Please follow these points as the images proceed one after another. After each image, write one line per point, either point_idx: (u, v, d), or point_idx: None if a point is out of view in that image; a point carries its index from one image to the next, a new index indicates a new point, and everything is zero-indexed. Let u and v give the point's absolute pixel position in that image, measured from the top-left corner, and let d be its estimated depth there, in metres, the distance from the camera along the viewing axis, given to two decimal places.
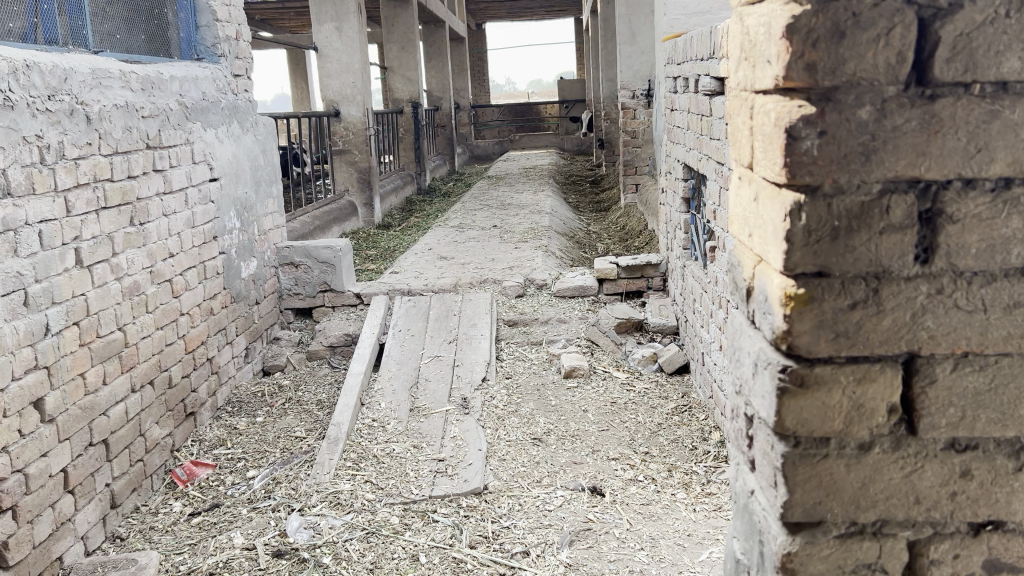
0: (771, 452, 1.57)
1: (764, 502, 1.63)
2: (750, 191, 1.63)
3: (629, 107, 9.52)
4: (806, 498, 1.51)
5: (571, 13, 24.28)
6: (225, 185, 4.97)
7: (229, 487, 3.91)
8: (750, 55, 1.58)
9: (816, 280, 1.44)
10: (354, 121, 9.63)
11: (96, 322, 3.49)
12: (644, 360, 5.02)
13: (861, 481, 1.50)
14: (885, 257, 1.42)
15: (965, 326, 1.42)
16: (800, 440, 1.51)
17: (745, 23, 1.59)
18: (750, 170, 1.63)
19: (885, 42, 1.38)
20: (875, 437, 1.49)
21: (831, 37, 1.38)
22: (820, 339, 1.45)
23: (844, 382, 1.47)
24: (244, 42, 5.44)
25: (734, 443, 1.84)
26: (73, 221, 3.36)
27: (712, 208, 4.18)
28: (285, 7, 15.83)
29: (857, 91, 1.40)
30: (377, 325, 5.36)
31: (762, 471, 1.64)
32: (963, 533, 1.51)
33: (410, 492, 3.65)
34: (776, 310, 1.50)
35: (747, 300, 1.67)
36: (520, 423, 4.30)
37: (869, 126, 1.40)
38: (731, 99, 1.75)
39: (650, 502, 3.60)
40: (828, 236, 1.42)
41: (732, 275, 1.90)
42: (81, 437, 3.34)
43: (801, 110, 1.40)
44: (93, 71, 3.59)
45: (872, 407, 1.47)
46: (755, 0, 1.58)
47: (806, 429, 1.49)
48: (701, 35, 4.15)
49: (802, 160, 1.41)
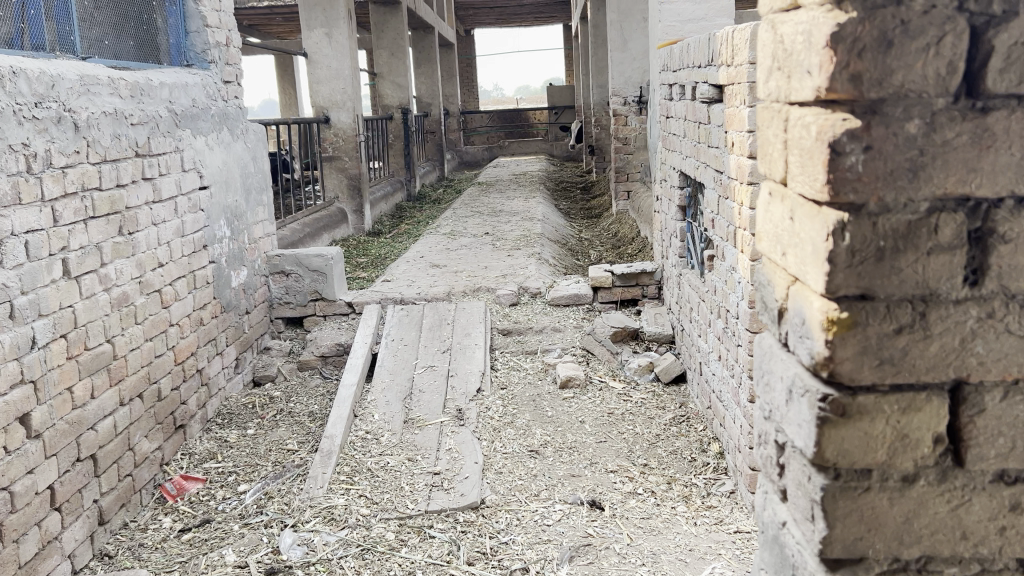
0: (806, 484, 1.61)
1: (799, 534, 1.67)
2: (784, 208, 1.65)
3: (620, 114, 9.41)
4: (847, 534, 1.55)
5: (560, 19, 24.23)
6: (216, 193, 4.89)
7: (220, 501, 3.83)
8: (784, 64, 1.61)
9: (860, 304, 1.47)
10: (344, 128, 9.56)
11: (83, 334, 3.41)
12: (640, 369, 4.94)
13: (905, 515, 1.54)
14: (933, 279, 1.46)
15: (1016, 351, 1.47)
16: (841, 472, 1.54)
17: (780, 31, 1.61)
18: (784, 185, 1.66)
19: (936, 51, 1.41)
20: (920, 469, 1.52)
21: (878, 46, 1.41)
22: (863, 366, 1.48)
23: (888, 412, 1.51)
24: (235, 48, 5.37)
25: (760, 469, 1.88)
26: (61, 232, 3.28)
27: (710, 216, 4.12)
28: (273, 13, 15.76)
29: (905, 103, 1.43)
30: (369, 334, 5.28)
31: (797, 502, 1.67)
32: (1012, 569, 1.56)
33: (405, 507, 3.58)
34: (815, 334, 1.53)
35: (782, 318, 1.70)
36: (516, 434, 4.24)
37: (918, 141, 1.43)
38: (760, 109, 1.76)
39: (651, 516, 3.54)
40: (872, 257, 1.46)
41: (757, 288, 1.92)
42: (68, 452, 3.26)
43: (845, 124, 1.42)
44: (80, 77, 3.51)
45: (917, 438, 1.51)
46: (789, 8, 1.60)
47: (847, 461, 1.53)
48: (698, 42, 4.12)
49: (846, 177, 1.43)
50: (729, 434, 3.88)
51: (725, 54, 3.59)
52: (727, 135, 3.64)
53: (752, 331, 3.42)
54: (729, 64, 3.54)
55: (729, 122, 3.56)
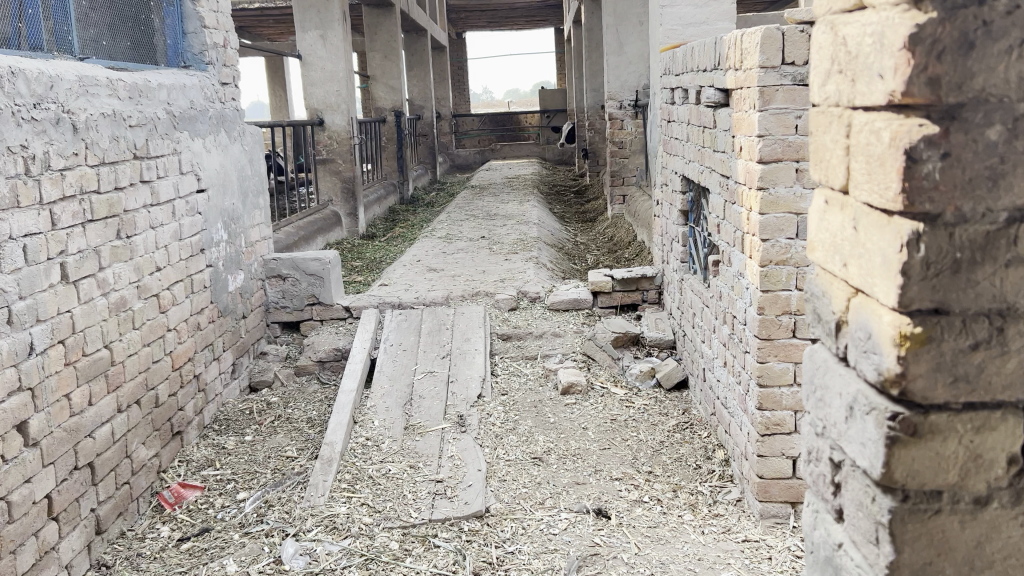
0: (872, 506, 1.56)
1: (859, 557, 1.62)
2: (845, 218, 1.62)
3: (614, 118, 9.47)
4: (916, 559, 1.51)
5: (552, 22, 24.22)
6: (213, 196, 4.82)
7: (218, 510, 3.77)
8: (847, 69, 1.57)
9: (934, 318, 1.44)
10: (338, 130, 9.50)
11: (81, 340, 3.34)
12: (641, 375, 4.90)
13: (976, 539, 1.52)
14: (1011, 293, 1.44)
15: None
16: (910, 494, 1.50)
17: (842, 34, 1.57)
18: (845, 194, 1.62)
19: (1018, 53, 1.38)
20: (993, 491, 1.50)
21: (959, 48, 1.37)
22: (937, 384, 1.46)
23: (961, 430, 1.48)
24: (232, 49, 5.31)
25: (811, 486, 1.85)
26: (59, 235, 3.22)
27: (715, 221, 4.08)
28: (264, 14, 15.69)
29: (985, 108, 1.39)
30: (368, 339, 5.22)
31: (857, 524, 1.63)
32: None
33: (408, 515, 3.53)
34: (885, 349, 1.49)
35: (840, 332, 1.66)
36: (519, 441, 4.19)
37: (998, 148, 1.40)
38: (816, 115, 1.73)
39: (658, 524, 3.50)
40: (948, 269, 1.43)
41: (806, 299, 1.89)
42: (65, 460, 3.19)
43: (922, 130, 1.38)
44: (78, 78, 3.45)
45: (991, 458, 1.49)
46: (853, 9, 1.56)
47: (916, 482, 1.49)
48: (703, 46, 4.08)
49: (923, 185, 1.40)
50: (735, 441, 3.84)
51: (733, 58, 3.55)
52: (735, 139, 3.61)
53: (760, 337, 3.38)
54: (737, 67, 3.50)
55: (737, 127, 3.52)
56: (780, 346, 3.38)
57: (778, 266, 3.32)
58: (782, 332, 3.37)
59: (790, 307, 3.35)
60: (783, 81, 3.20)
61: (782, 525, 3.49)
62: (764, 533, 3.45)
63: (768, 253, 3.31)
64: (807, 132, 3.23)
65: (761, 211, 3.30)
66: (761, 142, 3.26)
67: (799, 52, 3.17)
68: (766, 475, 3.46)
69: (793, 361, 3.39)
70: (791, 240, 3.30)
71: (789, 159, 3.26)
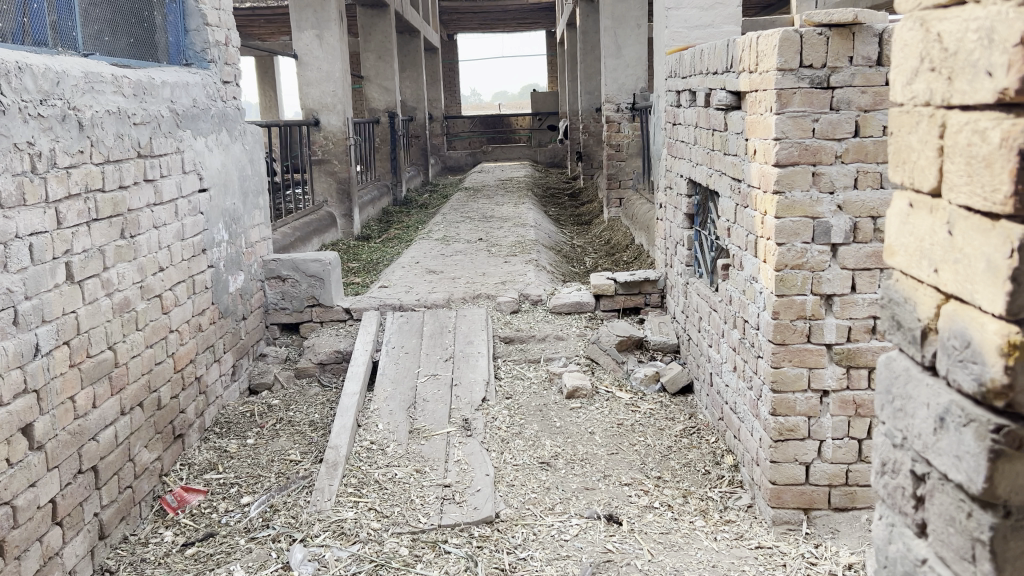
0: (968, 521, 1.46)
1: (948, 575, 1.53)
2: (940, 222, 1.54)
3: (613, 121, 9.42)
4: None
5: (544, 25, 24.21)
6: (214, 195, 4.76)
7: (223, 514, 3.71)
8: (947, 68, 1.49)
9: None
10: (334, 131, 9.44)
11: (86, 341, 3.28)
12: (646, 379, 4.87)
13: None
14: None
15: None
16: (1012, 510, 1.40)
17: (941, 33, 1.49)
18: (940, 198, 1.55)
19: None
20: None
21: None
22: None
23: None
24: (233, 47, 5.25)
25: (883, 498, 1.79)
26: (64, 234, 3.15)
27: (725, 225, 4.05)
28: (255, 14, 15.61)
29: None
30: (369, 342, 5.16)
31: (947, 540, 1.54)
32: None
33: (417, 521, 3.48)
34: (988, 359, 1.39)
35: (930, 340, 1.59)
36: (525, 445, 4.15)
37: None
38: (908, 113, 1.65)
39: (670, 531, 3.47)
40: None
41: (882, 307, 1.82)
42: (70, 463, 3.13)
43: None
44: (85, 74, 3.39)
45: None
46: (947, 6, 1.49)
47: (1020, 497, 1.39)
48: (714, 48, 4.05)
49: None
50: (745, 446, 3.81)
51: (747, 60, 3.52)
52: (748, 142, 3.58)
53: (775, 342, 3.35)
54: (751, 70, 3.47)
55: (751, 130, 3.50)
56: (794, 351, 3.35)
57: (794, 271, 3.30)
58: (797, 337, 3.34)
59: (805, 312, 3.32)
60: (801, 83, 3.17)
61: (795, 531, 3.45)
62: (777, 540, 3.42)
63: (783, 257, 3.28)
64: (825, 136, 3.21)
65: (777, 215, 3.27)
66: (778, 145, 3.23)
67: (817, 55, 3.14)
68: (779, 480, 3.43)
69: (807, 367, 3.36)
70: (807, 245, 3.27)
71: (805, 162, 3.23)
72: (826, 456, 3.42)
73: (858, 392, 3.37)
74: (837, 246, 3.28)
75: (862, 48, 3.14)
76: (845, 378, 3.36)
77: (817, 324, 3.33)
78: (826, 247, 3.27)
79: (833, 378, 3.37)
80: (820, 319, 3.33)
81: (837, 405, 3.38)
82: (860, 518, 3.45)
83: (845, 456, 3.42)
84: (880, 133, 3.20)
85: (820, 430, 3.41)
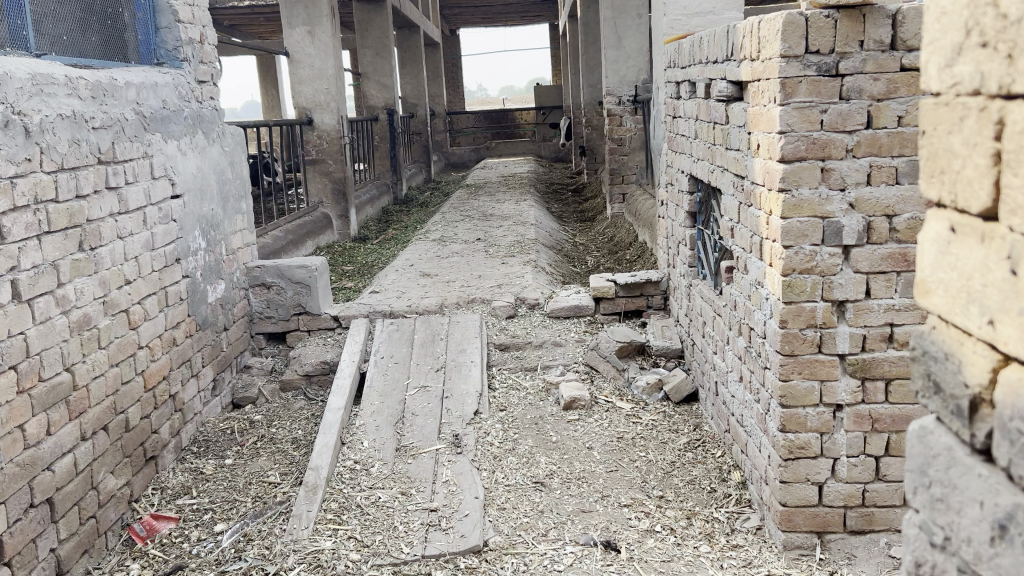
0: None
1: None
2: (1002, 259, 1.27)
3: (614, 114, 9.13)
4: None
5: (546, 18, 23.84)
6: (190, 202, 4.52)
7: (194, 544, 3.47)
8: (1010, 52, 1.21)
9: None
10: (328, 129, 9.18)
11: (38, 364, 3.04)
12: (648, 388, 4.62)
13: None
14: None
15: None
16: None
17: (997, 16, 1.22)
18: (998, 226, 1.28)
19: None
20: None
21: None
22: None
23: None
24: (209, 45, 5.00)
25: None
26: (9, 250, 2.91)
27: (728, 224, 3.78)
28: (253, 12, 15.35)
29: None
30: (357, 352, 4.91)
31: None
32: None
33: (399, 551, 3.23)
34: None
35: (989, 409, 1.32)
36: (519, 463, 3.90)
37: None
38: (950, 108, 1.38)
39: (672, 558, 3.21)
40: None
41: (917, 358, 1.54)
42: (19, 499, 2.89)
43: None
44: (31, 76, 3.15)
45: None
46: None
47: None
48: (713, 35, 3.78)
49: None
50: (753, 463, 3.55)
51: (748, 47, 3.25)
52: (751, 136, 3.31)
53: (783, 353, 3.09)
54: (753, 57, 3.20)
55: (753, 123, 3.23)
56: (805, 363, 3.09)
57: (802, 276, 3.03)
58: (807, 347, 3.08)
59: (816, 321, 3.05)
60: (807, 71, 2.89)
61: (807, 557, 3.19)
62: (788, 567, 3.15)
63: (791, 260, 3.01)
64: (833, 128, 2.93)
65: (783, 215, 3.00)
66: (783, 139, 2.95)
67: (824, 40, 2.86)
68: (789, 503, 3.17)
69: (818, 380, 3.10)
70: (816, 247, 3.00)
71: (813, 157, 2.95)
72: (840, 475, 3.16)
73: (874, 406, 3.11)
74: (849, 247, 3.01)
75: (873, 31, 2.86)
76: (859, 392, 3.10)
77: (828, 333, 3.06)
78: (837, 249, 3.00)
79: (847, 392, 3.11)
80: (831, 328, 3.06)
81: (852, 420, 3.12)
82: (879, 542, 3.19)
83: (862, 475, 3.16)
84: (895, 124, 2.91)
85: (833, 448, 3.15)
